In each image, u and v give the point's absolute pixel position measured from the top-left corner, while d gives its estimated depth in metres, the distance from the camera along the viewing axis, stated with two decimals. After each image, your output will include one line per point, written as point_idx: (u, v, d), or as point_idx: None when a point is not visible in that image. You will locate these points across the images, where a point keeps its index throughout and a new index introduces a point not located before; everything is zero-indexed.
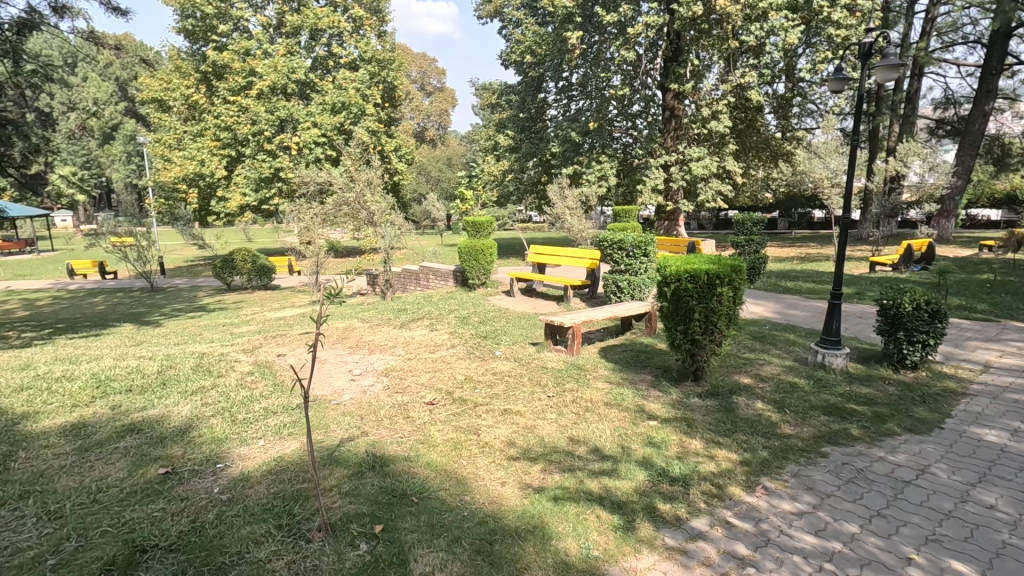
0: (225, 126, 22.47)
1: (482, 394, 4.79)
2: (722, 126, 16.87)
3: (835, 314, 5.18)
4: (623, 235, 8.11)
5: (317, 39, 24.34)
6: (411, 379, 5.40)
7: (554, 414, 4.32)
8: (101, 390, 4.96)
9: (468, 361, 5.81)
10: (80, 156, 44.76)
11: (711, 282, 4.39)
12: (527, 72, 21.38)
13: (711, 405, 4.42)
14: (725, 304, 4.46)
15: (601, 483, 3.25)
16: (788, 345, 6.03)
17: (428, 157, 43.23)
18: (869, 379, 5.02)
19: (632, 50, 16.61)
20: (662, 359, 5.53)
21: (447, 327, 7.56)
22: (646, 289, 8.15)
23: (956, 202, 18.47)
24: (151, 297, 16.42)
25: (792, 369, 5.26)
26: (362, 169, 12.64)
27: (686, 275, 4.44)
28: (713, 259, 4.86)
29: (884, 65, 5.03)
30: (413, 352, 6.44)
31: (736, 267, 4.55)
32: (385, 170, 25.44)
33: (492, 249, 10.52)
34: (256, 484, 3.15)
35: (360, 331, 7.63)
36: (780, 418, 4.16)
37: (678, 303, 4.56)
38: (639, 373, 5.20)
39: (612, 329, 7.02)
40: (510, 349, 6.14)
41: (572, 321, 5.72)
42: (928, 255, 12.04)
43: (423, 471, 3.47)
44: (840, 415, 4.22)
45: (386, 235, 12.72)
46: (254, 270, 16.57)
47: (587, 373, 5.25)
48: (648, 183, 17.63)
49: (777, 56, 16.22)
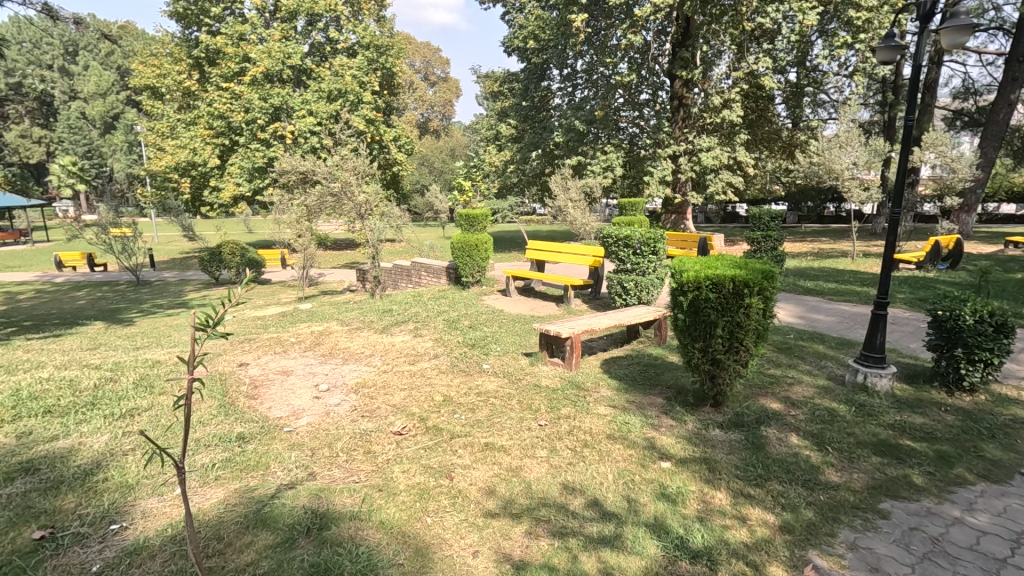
0: (219, 114, 21.73)
1: (461, 421, 4.04)
2: (735, 115, 16.06)
3: (882, 326, 4.37)
4: (629, 230, 7.33)
5: (314, 24, 23.48)
6: (383, 399, 4.65)
7: (545, 450, 3.57)
8: (16, 411, 4.23)
9: (449, 376, 5.06)
10: (81, 146, 45.93)
11: (737, 292, 3.61)
12: (530, 58, 20.68)
13: (737, 441, 3.65)
14: (753, 317, 3.68)
15: (600, 560, 2.51)
16: (820, 360, 5.25)
17: (431, 148, 42.50)
18: (921, 403, 4.23)
19: (640, 34, 15.77)
20: (674, 376, 4.77)
21: (432, 332, 6.80)
22: (655, 290, 7.35)
23: (978, 195, 17.42)
24: (135, 292, 15.76)
25: (826, 391, 4.48)
26: (350, 157, 11.88)
27: (707, 282, 3.66)
28: (737, 260, 4.06)
29: (953, 25, 4.31)
30: (391, 362, 5.69)
31: (767, 271, 3.74)
32: (384, 160, 24.72)
33: (486, 243, 9.78)
34: (148, 562, 2.41)
35: (338, 335, 6.90)
36: (824, 460, 3.38)
37: (696, 315, 3.78)
38: (648, 395, 4.42)
39: (616, 337, 6.24)
40: (500, 361, 5.39)
41: (570, 331, 4.95)
42: (956, 252, 11.21)
43: (374, 535, 2.73)
44: (896, 456, 3.44)
45: (373, 227, 11.86)
46: (243, 264, 15.90)
47: (587, 394, 4.47)
48: (655, 174, 16.70)
49: (794, 40, 15.33)
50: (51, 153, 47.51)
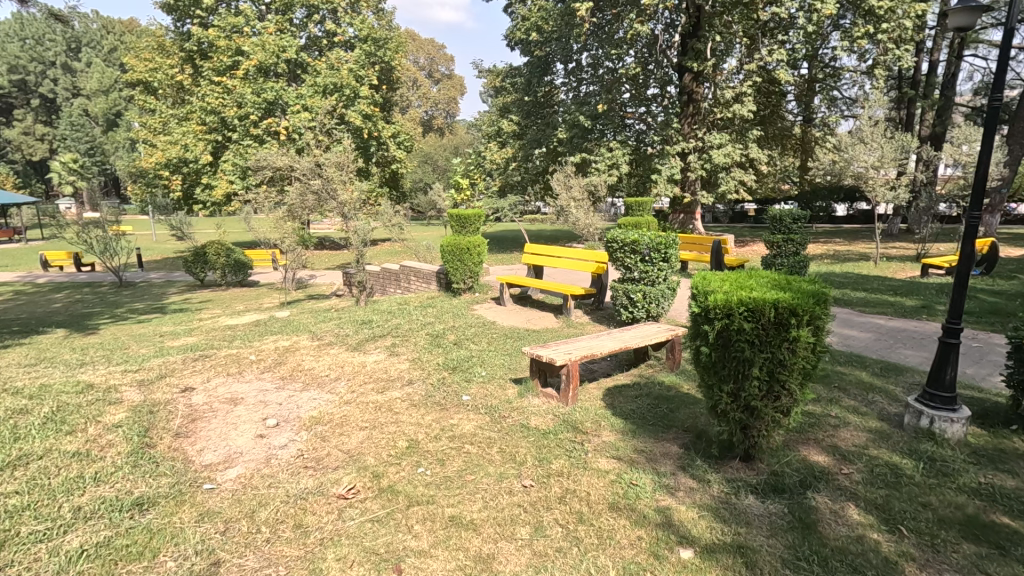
0: (211, 109, 20.94)
1: (425, 480, 3.21)
2: (747, 110, 15.18)
3: (952, 358, 3.51)
4: (637, 234, 6.47)
5: (311, 17, 22.71)
6: (336, 442, 3.83)
7: (528, 529, 2.73)
8: None
9: (421, 411, 4.22)
10: (84, 143, 45.84)
11: (781, 323, 2.75)
12: (533, 51, 19.82)
13: (779, 515, 2.78)
14: (802, 354, 2.82)
15: None
16: (866, 392, 4.38)
17: (434, 146, 41.58)
18: (1005, 456, 3.34)
19: (648, 23, 14.89)
20: (692, 415, 3.92)
21: (411, 349, 5.95)
22: (665, 303, 6.48)
23: (1004, 194, 16.25)
24: (116, 294, 15.03)
25: (882, 437, 3.60)
26: (335, 153, 11.04)
27: (741, 309, 2.81)
28: (775, 279, 3.20)
29: None
30: (357, 390, 4.85)
31: (818, 294, 2.88)
32: (381, 157, 23.91)
33: (479, 246, 8.96)
34: None
35: (303, 353, 6.06)
36: (900, 551, 2.52)
37: (726, 350, 2.93)
38: (661, 442, 3.57)
39: (621, 359, 5.36)
40: (483, 391, 4.53)
41: (566, 359, 4.08)
42: (993, 257, 10.27)
43: None
44: (996, 544, 2.56)
45: (359, 228, 11.01)
46: (229, 265, 15.10)
47: (585, 441, 3.62)
48: (663, 172, 15.82)
49: (811, 30, 14.39)
50: (53, 150, 47.17)
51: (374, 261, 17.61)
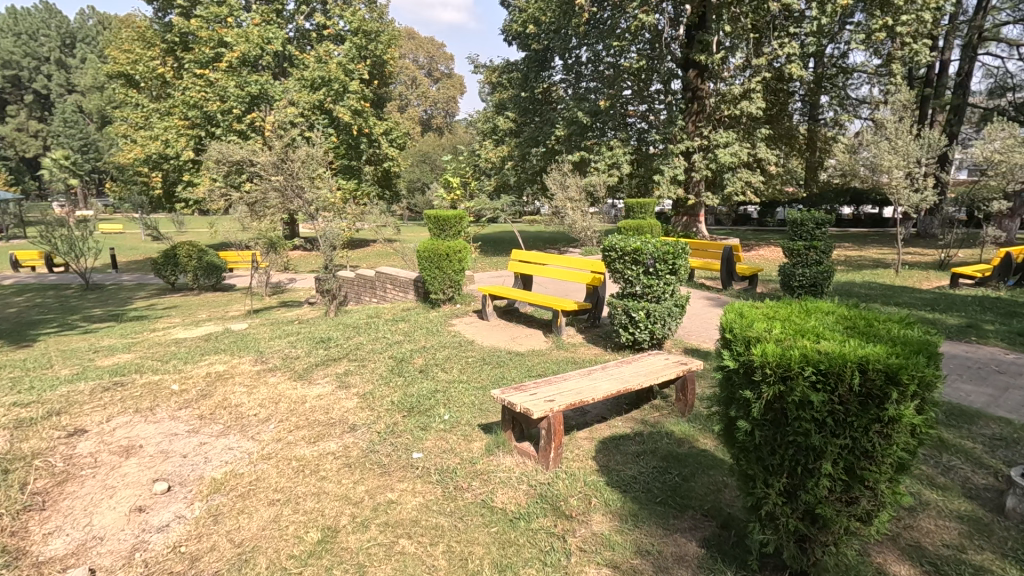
0: (193, 103, 19.91)
1: None
2: (756, 106, 14.20)
3: None
4: (639, 241, 5.47)
5: (300, 9, 21.73)
6: (230, 526, 2.81)
7: None
8: None
9: (354, 476, 3.19)
10: (77, 140, 44.78)
11: (875, 392, 1.74)
12: (531, 45, 18.85)
13: None
14: (902, 438, 1.81)
15: None
16: (938, 452, 3.34)
17: (432, 145, 40.50)
18: None
19: (652, 14, 13.90)
20: (714, 489, 2.90)
21: (365, 380, 4.91)
22: (672, 323, 5.47)
23: None
24: (80, 298, 13.99)
25: (981, 532, 2.58)
26: (306, 147, 9.98)
27: (806, 368, 1.82)
28: (849, 321, 2.17)
29: None
30: (284, 438, 3.81)
31: (924, 346, 1.87)
32: (371, 156, 22.87)
33: (460, 251, 7.93)
34: None
35: (236, 383, 5.01)
36: None
37: (777, 431, 1.95)
38: (675, 538, 2.55)
39: (619, 399, 4.30)
40: (440, 448, 3.50)
41: (550, 410, 3.04)
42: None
43: None
44: None
45: (329, 230, 9.31)
46: (200, 268, 14.07)
47: (569, 533, 2.61)
48: (666, 172, 14.84)
49: (824, 22, 13.47)
50: (46, 146, 46.11)
51: (357, 263, 16.65)
